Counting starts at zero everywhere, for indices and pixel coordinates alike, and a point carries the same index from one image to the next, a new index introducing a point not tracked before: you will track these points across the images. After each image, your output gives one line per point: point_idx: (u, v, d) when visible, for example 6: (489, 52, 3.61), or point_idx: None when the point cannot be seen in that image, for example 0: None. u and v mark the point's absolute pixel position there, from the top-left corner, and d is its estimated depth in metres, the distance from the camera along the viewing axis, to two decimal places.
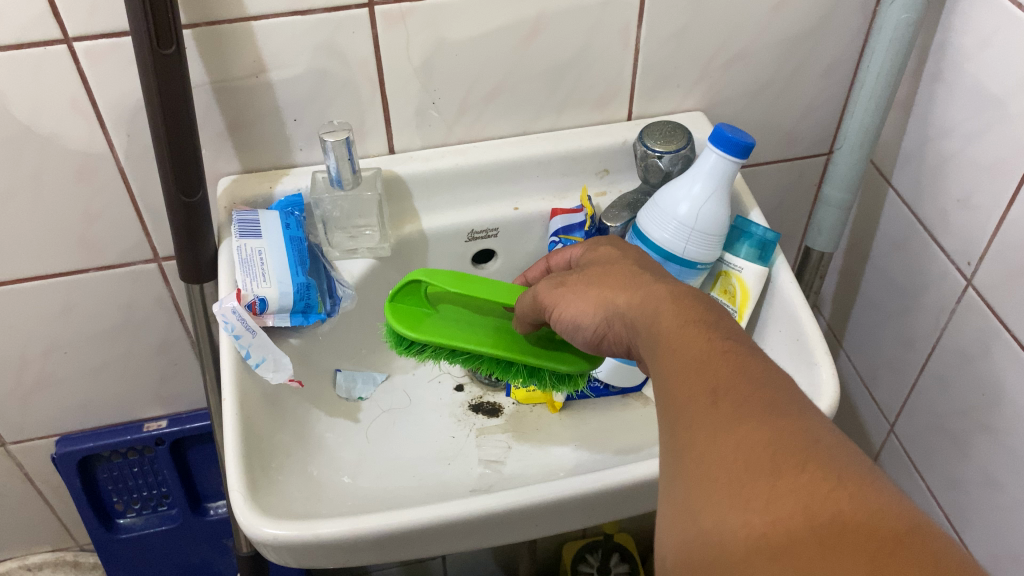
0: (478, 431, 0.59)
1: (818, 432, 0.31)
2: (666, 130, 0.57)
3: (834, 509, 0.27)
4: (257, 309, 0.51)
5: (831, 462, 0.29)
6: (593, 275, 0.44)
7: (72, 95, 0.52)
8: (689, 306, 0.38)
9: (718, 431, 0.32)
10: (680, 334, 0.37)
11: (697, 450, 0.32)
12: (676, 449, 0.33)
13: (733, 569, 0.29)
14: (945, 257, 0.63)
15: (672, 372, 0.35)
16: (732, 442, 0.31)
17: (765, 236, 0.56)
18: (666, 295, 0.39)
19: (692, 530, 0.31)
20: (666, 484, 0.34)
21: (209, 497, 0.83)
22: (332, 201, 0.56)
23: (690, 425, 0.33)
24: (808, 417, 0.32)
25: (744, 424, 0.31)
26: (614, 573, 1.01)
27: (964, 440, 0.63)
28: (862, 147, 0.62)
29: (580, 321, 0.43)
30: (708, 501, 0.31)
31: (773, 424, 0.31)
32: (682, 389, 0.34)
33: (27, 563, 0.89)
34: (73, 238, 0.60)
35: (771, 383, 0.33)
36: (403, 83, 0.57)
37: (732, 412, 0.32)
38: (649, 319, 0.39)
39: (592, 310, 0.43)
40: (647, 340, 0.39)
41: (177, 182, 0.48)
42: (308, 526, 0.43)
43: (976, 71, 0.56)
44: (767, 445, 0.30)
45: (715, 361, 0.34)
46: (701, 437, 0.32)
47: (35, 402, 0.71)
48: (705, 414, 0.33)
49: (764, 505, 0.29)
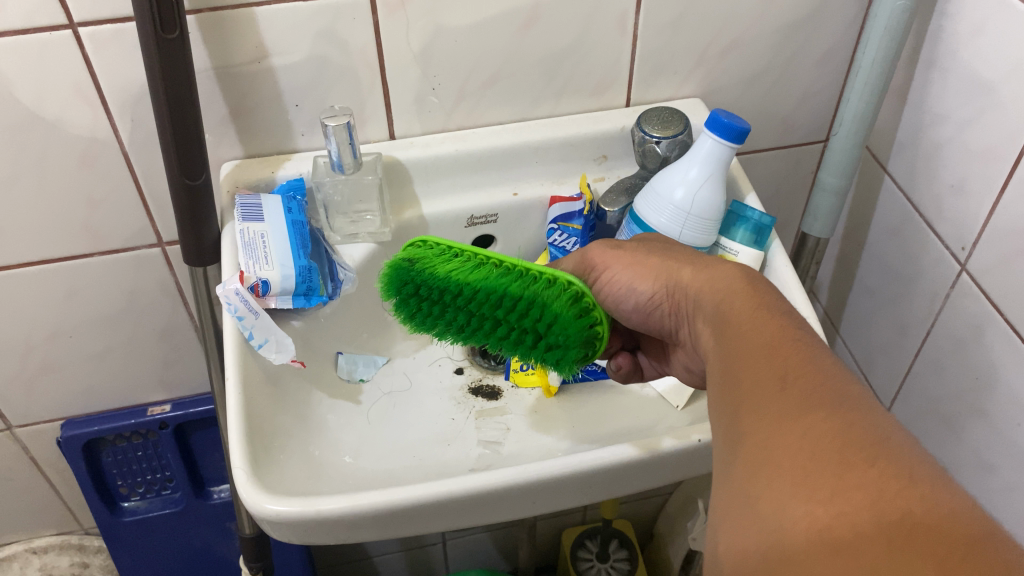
0: (477, 414, 0.60)
1: (888, 428, 0.32)
2: (663, 116, 0.58)
3: (904, 508, 0.28)
4: (260, 292, 0.52)
5: (901, 460, 0.30)
6: (654, 251, 0.46)
7: (77, 80, 0.53)
8: (761, 291, 0.40)
9: (786, 417, 0.33)
10: (751, 321, 0.38)
11: (761, 435, 0.34)
12: (741, 434, 0.35)
13: (793, 557, 0.30)
14: (939, 243, 0.64)
15: (740, 354, 0.37)
16: (800, 430, 0.32)
17: (761, 220, 0.57)
18: (737, 278, 0.41)
19: (753, 515, 0.32)
20: (725, 464, 0.35)
21: (212, 481, 0.84)
22: (333, 185, 0.57)
23: (755, 408, 0.34)
24: (878, 412, 0.33)
25: (813, 413, 0.33)
26: (613, 559, 1.02)
27: (958, 424, 0.64)
28: (858, 134, 0.63)
29: (634, 285, 0.45)
30: (772, 486, 0.32)
31: (844, 416, 0.32)
32: (752, 375, 0.36)
33: (33, 546, 0.90)
34: (78, 222, 0.61)
35: (841, 377, 0.34)
36: (403, 69, 0.58)
37: (800, 401, 0.33)
38: (716, 301, 0.40)
39: (652, 280, 0.44)
40: (712, 320, 0.40)
41: (179, 166, 0.49)
42: (310, 503, 0.44)
43: (970, 58, 0.57)
44: (835, 436, 0.31)
45: (784, 349, 0.36)
46: (768, 422, 0.34)
47: (40, 387, 0.72)
48: (774, 399, 0.34)
49: (828, 497, 0.30)
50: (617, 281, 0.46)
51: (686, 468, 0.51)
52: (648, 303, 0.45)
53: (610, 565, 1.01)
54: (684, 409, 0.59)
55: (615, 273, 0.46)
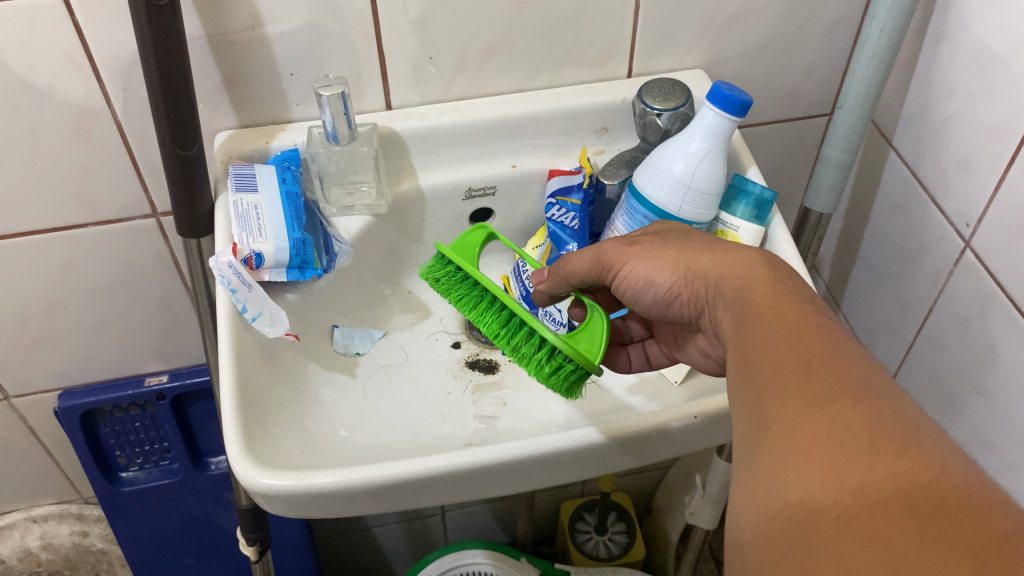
0: (474, 388, 0.60)
1: (917, 417, 0.31)
2: (665, 88, 0.56)
3: (936, 499, 0.28)
4: (253, 264, 0.52)
5: (932, 449, 0.29)
6: (670, 239, 0.45)
7: (68, 47, 0.52)
8: (782, 277, 0.39)
9: (811, 404, 0.33)
10: (772, 306, 0.37)
11: (786, 424, 0.33)
12: (765, 422, 0.34)
13: (822, 545, 0.30)
14: (944, 219, 0.63)
15: (761, 341, 0.36)
16: (826, 418, 0.32)
17: (762, 195, 0.56)
18: (758, 263, 0.40)
19: (781, 503, 0.32)
20: (750, 450, 0.35)
21: (210, 452, 0.84)
22: (328, 156, 0.56)
23: (778, 395, 0.34)
24: (905, 400, 0.32)
25: (838, 401, 0.32)
26: (610, 531, 1.03)
27: (959, 402, 0.64)
28: (864, 107, 0.62)
29: (653, 278, 0.44)
30: (800, 473, 0.32)
31: (872, 404, 0.32)
32: (775, 363, 0.35)
33: (33, 515, 0.90)
34: (72, 192, 0.60)
35: (866, 366, 0.34)
36: (400, 38, 0.57)
37: (826, 389, 0.33)
38: (736, 288, 0.39)
39: (669, 271, 0.43)
40: (733, 308, 0.39)
41: (171, 137, 0.48)
42: (303, 477, 0.44)
43: (980, 30, 0.55)
44: (864, 424, 0.31)
45: (807, 335, 0.35)
46: (792, 410, 0.33)
47: (38, 357, 0.72)
48: (798, 387, 0.34)
49: (858, 486, 0.30)
50: (634, 273, 0.45)
51: (685, 444, 0.50)
52: (667, 294, 0.44)
53: (607, 538, 1.02)
54: (682, 385, 0.58)
55: (630, 266, 0.45)
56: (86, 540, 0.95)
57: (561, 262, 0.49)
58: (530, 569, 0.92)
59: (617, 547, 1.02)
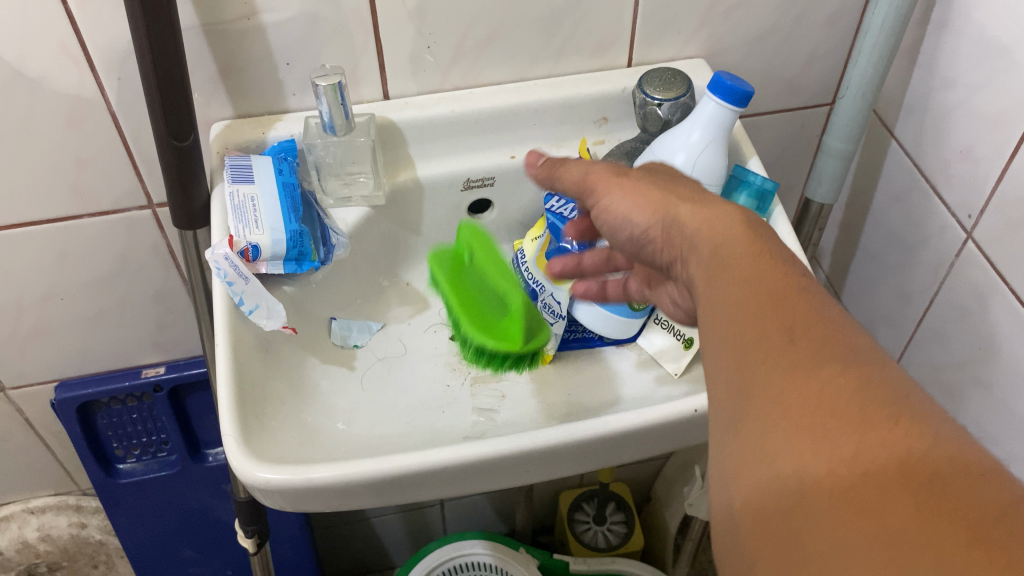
0: (472, 380, 0.59)
1: (902, 385, 0.31)
2: (666, 77, 0.56)
3: (932, 470, 0.28)
4: (250, 256, 0.51)
5: (921, 421, 0.29)
6: (655, 180, 0.42)
7: (60, 36, 0.51)
8: (763, 239, 0.37)
9: (798, 371, 0.32)
10: (755, 268, 0.36)
11: (772, 391, 0.32)
12: (750, 389, 0.33)
13: (817, 516, 0.29)
14: (946, 210, 0.62)
15: (744, 303, 0.35)
16: (815, 387, 0.31)
17: (763, 186, 0.55)
18: (739, 221, 0.38)
19: (767, 472, 0.32)
20: (731, 418, 0.34)
21: (208, 444, 0.84)
22: (325, 147, 0.56)
23: (764, 362, 0.33)
24: (888, 367, 0.32)
25: (825, 368, 0.32)
26: (609, 521, 1.03)
27: (959, 394, 0.63)
28: (865, 97, 0.61)
29: (631, 216, 0.41)
30: (789, 443, 0.31)
31: (858, 371, 0.31)
32: (759, 328, 0.34)
33: (31, 507, 0.90)
34: (66, 184, 0.60)
35: (848, 331, 0.33)
36: (397, 27, 0.56)
37: (812, 356, 0.32)
38: (716, 246, 0.37)
39: (649, 211, 0.41)
40: (713, 266, 0.37)
41: (165, 128, 0.48)
42: (301, 471, 0.44)
43: (983, 20, 0.55)
44: (853, 393, 0.31)
45: (790, 300, 0.34)
46: (778, 378, 0.33)
47: (34, 349, 0.71)
48: (785, 355, 0.33)
49: (852, 456, 0.29)
50: (613, 207, 0.42)
51: (685, 438, 0.50)
52: (642, 234, 0.41)
53: (606, 528, 1.03)
54: (681, 377, 0.58)
55: (613, 203, 0.42)
56: (84, 531, 0.95)
57: (551, 173, 0.46)
58: (529, 560, 0.92)
59: (615, 537, 1.03)
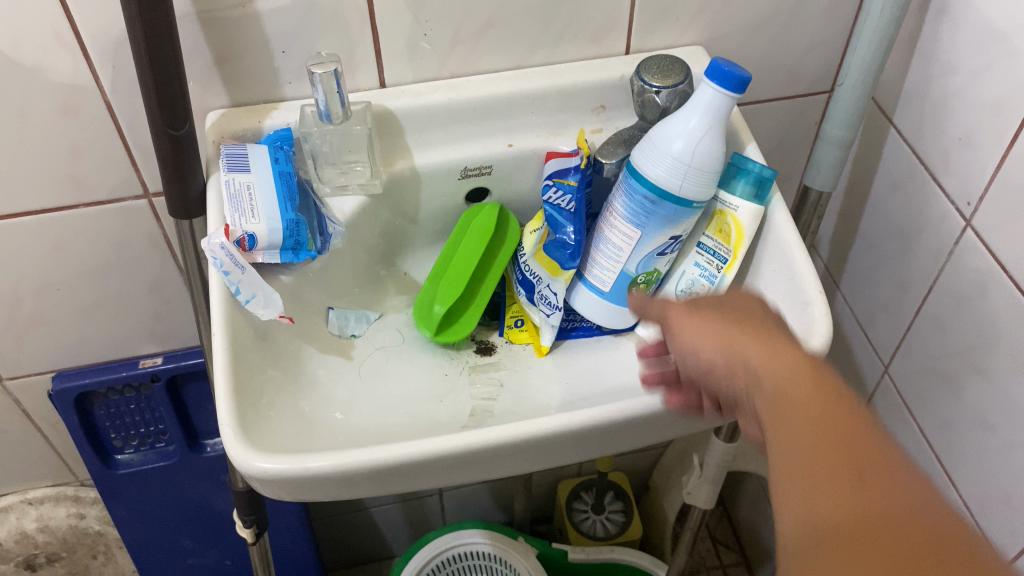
0: (470, 369, 0.59)
1: (954, 523, 0.32)
2: (663, 64, 0.55)
3: None
4: (246, 246, 0.51)
5: (991, 561, 0.30)
6: (718, 311, 0.42)
7: (54, 24, 0.51)
8: (826, 379, 0.38)
9: (869, 536, 0.32)
10: (820, 411, 0.36)
11: (846, 555, 0.33)
12: (821, 541, 0.34)
13: None
14: (945, 197, 0.62)
15: (812, 453, 0.36)
16: (888, 550, 0.32)
17: (762, 173, 0.55)
18: (802, 365, 0.38)
19: None
20: (800, 561, 0.35)
21: (206, 434, 0.84)
22: (321, 134, 0.55)
23: (834, 516, 0.34)
24: (944, 504, 0.33)
25: (893, 527, 0.32)
26: (607, 510, 1.03)
27: (958, 382, 0.63)
28: (864, 84, 0.61)
29: (698, 350, 0.42)
30: None
31: (920, 519, 0.32)
32: (820, 475, 0.35)
33: (29, 498, 0.90)
34: (61, 174, 0.59)
35: (909, 471, 0.34)
36: (394, 14, 0.56)
37: (877, 505, 0.33)
38: (777, 388, 0.38)
39: (715, 347, 0.41)
40: (775, 408, 0.38)
41: (160, 117, 0.47)
42: (298, 459, 0.44)
43: (983, 5, 0.54)
44: (924, 547, 0.31)
45: (855, 449, 0.35)
46: (847, 535, 0.33)
47: (31, 339, 0.71)
48: (846, 501, 0.34)
49: None
50: (683, 341, 0.42)
51: (683, 425, 0.50)
52: (708, 368, 0.42)
53: (605, 517, 1.03)
54: None
55: (682, 332, 0.43)
56: (82, 522, 0.95)
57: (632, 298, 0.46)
58: (528, 549, 0.92)
59: (614, 526, 1.03)
